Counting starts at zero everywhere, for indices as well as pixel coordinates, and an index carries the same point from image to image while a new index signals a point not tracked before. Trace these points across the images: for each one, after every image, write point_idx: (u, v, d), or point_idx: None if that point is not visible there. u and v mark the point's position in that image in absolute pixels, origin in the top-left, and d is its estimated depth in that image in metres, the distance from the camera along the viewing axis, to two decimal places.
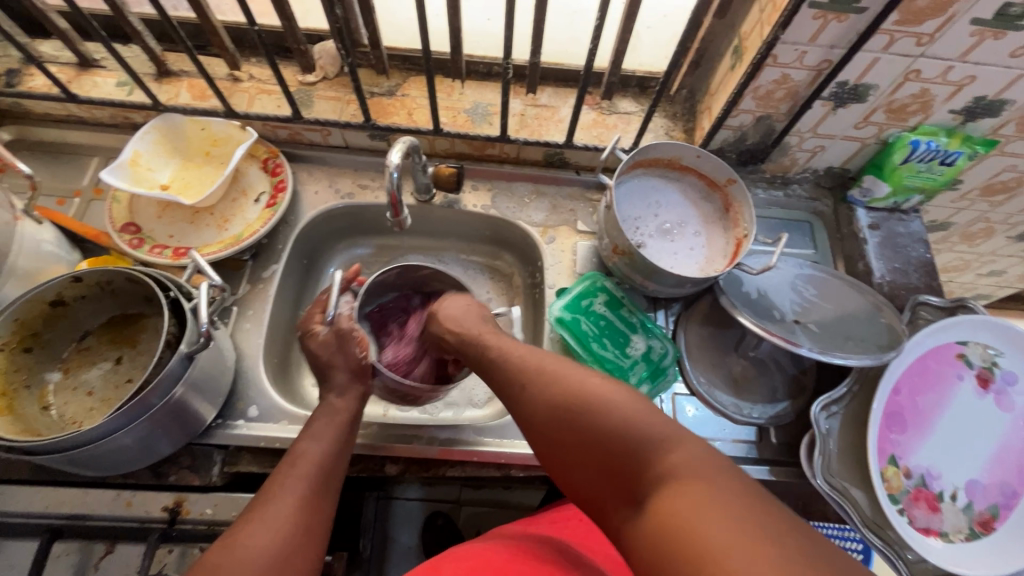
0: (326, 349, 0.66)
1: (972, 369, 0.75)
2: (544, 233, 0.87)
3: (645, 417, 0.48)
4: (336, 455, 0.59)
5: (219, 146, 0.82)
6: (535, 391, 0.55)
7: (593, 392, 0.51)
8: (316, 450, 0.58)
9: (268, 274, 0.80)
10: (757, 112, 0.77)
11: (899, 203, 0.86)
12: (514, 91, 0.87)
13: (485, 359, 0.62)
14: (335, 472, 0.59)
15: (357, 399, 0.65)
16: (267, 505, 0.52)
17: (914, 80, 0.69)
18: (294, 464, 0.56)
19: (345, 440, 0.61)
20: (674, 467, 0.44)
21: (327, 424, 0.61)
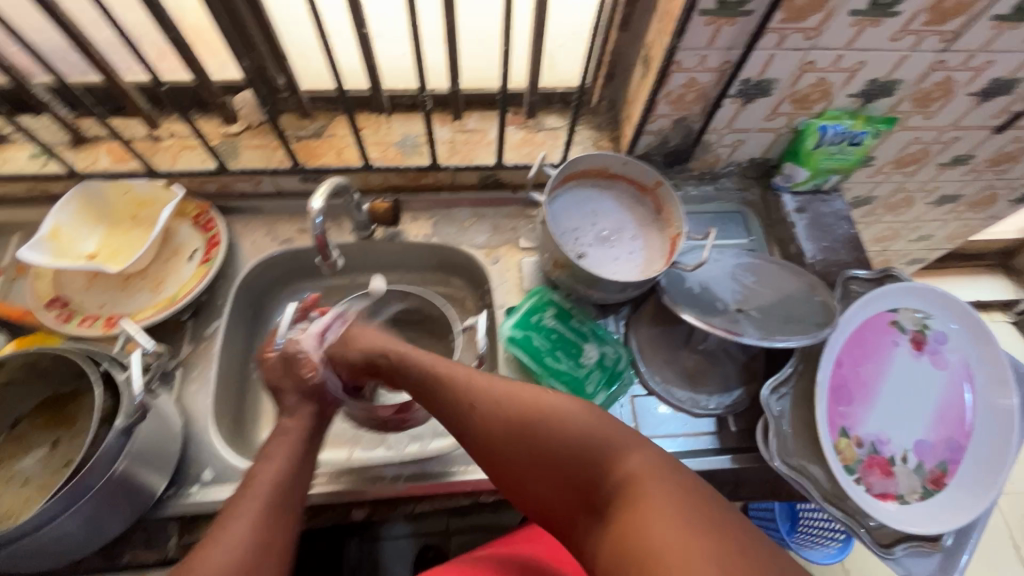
0: (274, 373, 0.67)
1: (906, 335, 0.78)
2: (488, 254, 0.88)
3: (593, 429, 0.52)
4: (293, 473, 0.58)
5: (146, 208, 0.81)
6: (483, 410, 0.56)
7: (546, 407, 0.54)
8: (271, 471, 0.56)
9: (211, 331, 0.78)
10: (673, 115, 0.80)
11: (820, 185, 0.91)
12: (440, 119, 0.88)
13: (421, 377, 0.61)
14: (294, 492, 0.57)
15: (311, 417, 0.65)
16: (225, 525, 0.51)
17: (809, 70, 0.74)
18: (248, 488, 0.54)
19: (304, 455, 0.61)
20: (631, 476, 0.48)
21: (282, 444, 0.60)
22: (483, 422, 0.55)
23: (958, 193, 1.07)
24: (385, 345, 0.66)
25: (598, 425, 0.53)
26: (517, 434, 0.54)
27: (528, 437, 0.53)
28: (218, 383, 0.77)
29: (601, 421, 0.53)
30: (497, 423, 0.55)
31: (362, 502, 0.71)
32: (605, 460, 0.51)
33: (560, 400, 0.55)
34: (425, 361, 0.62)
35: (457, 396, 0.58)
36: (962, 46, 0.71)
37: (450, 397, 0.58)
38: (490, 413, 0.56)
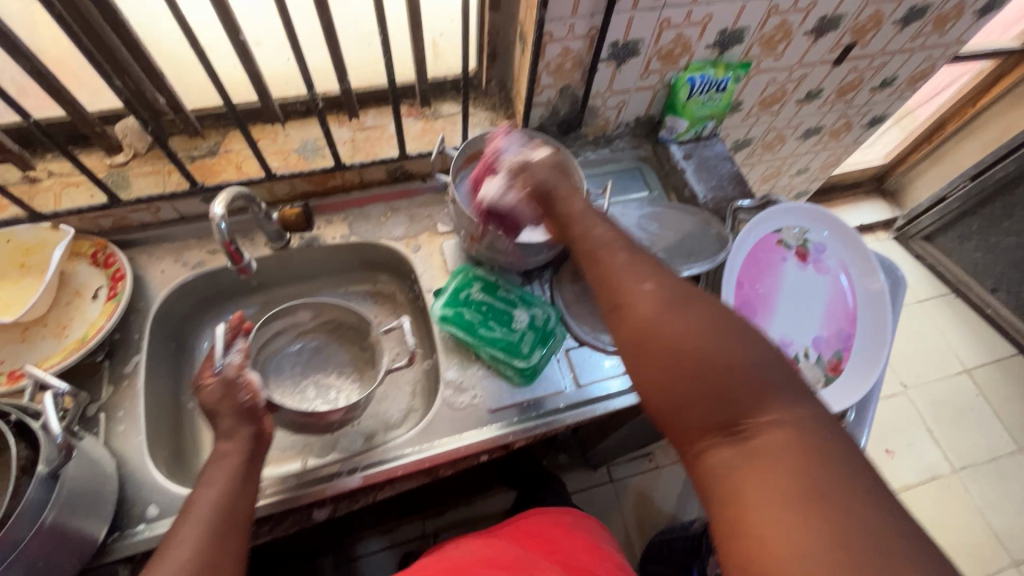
0: (211, 399, 0.62)
1: (791, 249, 0.88)
2: (409, 244, 0.90)
3: (753, 365, 0.44)
4: (235, 497, 0.55)
5: (33, 255, 0.76)
6: (603, 283, 0.53)
7: (703, 324, 0.46)
8: (208, 497, 0.53)
9: (130, 368, 0.75)
10: (557, 85, 0.85)
11: (700, 132, 0.99)
12: (338, 120, 0.89)
13: (591, 245, 0.57)
14: (237, 515, 0.54)
15: (252, 439, 0.61)
16: (164, 553, 0.48)
17: (667, 28, 0.81)
18: (185, 517, 0.52)
19: (247, 477, 0.58)
20: (767, 416, 0.42)
21: (222, 467, 0.57)
22: (642, 296, 0.49)
23: (819, 124, 1.21)
24: (584, 236, 0.59)
25: (754, 351, 0.44)
26: (613, 299, 0.51)
27: (706, 331, 0.45)
28: (148, 418, 0.74)
29: (756, 348, 0.44)
30: (607, 299, 0.53)
31: (322, 502, 0.71)
32: (753, 387, 0.43)
33: (661, 279, 0.50)
34: (592, 235, 0.58)
35: (606, 279, 0.53)
36: None
37: (604, 270, 0.54)
38: (675, 304, 0.47)
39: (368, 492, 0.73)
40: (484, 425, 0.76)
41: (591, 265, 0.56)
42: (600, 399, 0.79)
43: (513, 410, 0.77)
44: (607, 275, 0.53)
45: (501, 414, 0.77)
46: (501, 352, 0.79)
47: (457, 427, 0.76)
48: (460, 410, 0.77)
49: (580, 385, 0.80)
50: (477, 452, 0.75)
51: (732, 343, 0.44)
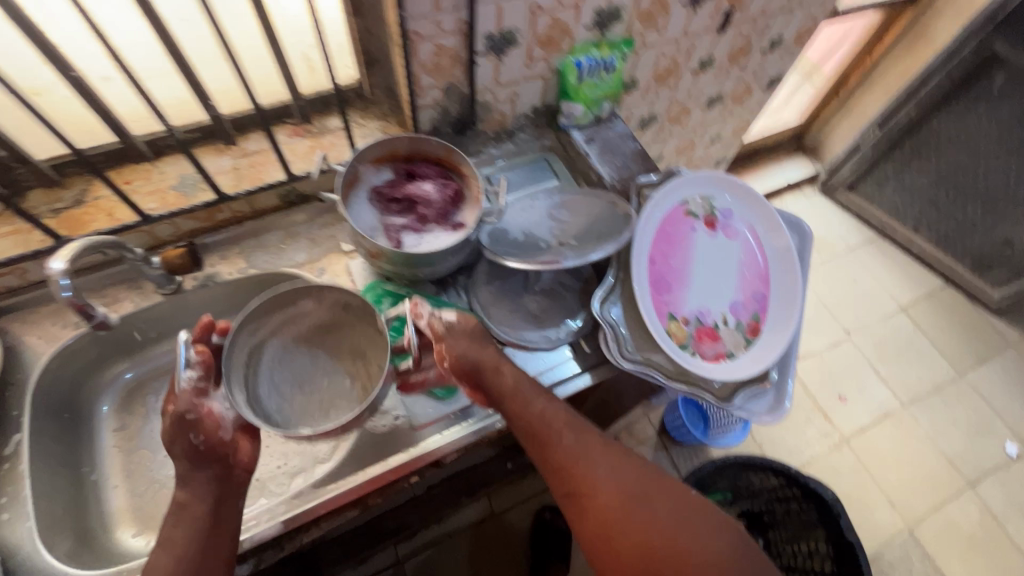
0: (165, 435, 0.58)
1: (699, 219, 0.88)
2: (313, 268, 0.85)
3: (673, 514, 0.62)
4: (196, 555, 0.54)
5: None
6: (558, 473, 0.66)
7: (633, 497, 0.63)
8: (166, 561, 0.53)
9: (11, 448, 0.68)
10: (440, 85, 0.82)
11: (598, 114, 0.99)
12: (216, 150, 0.84)
13: (519, 395, 0.68)
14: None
15: (210, 483, 0.58)
16: None
17: (541, 13, 0.80)
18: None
19: (210, 528, 0.56)
20: None
21: (180, 521, 0.56)
22: (604, 483, 0.64)
23: (720, 91, 1.23)
24: (513, 395, 0.68)
25: (666, 489, 0.64)
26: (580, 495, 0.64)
27: (642, 496, 0.63)
28: (39, 499, 0.67)
29: (664, 484, 0.65)
30: (547, 458, 0.66)
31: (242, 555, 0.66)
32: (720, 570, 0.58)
33: (618, 465, 0.65)
34: (517, 383, 0.68)
35: (550, 445, 0.66)
36: None
37: (525, 414, 0.67)
38: (610, 471, 0.64)
39: (293, 535, 0.69)
40: (409, 444, 0.73)
41: (517, 423, 0.67)
42: None
43: (438, 423, 0.75)
44: (563, 458, 0.65)
45: (426, 430, 0.74)
46: None
47: (381, 451, 0.72)
48: (383, 432, 0.73)
49: None
50: (404, 474, 0.72)
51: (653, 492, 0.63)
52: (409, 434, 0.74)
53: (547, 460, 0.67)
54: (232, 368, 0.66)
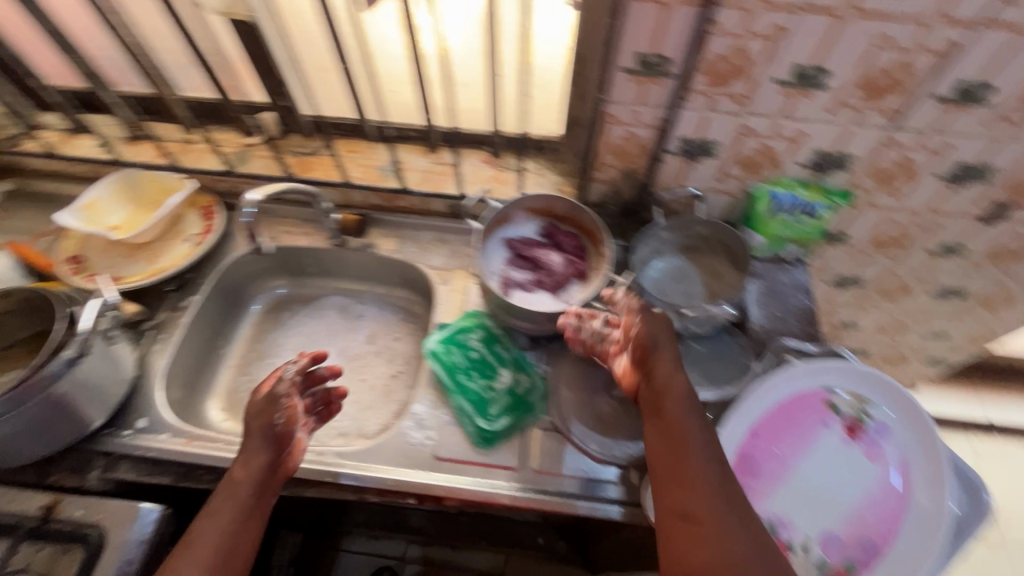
0: (254, 408, 0.67)
1: (840, 418, 0.73)
2: (440, 275, 0.94)
3: (761, 542, 0.50)
4: (229, 528, 0.59)
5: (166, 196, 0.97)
6: (662, 461, 0.57)
7: (719, 497, 0.52)
8: (207, 539, 0.57)
9: (186, 303, 0.91)
10: (620, 167, 0.84)
11: (779, 254, 0.88)
12: (421, 151, 0.98)
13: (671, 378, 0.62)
14: (237, 550, 0.58)
15: (263, 468, 0.64)
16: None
17: (750, 135, 0.75)
18: (183, 549, 0.56)
19: (248, 510, 0.61)
20: None
21: (227, 500, 0.60)
22: (701, 486, 0.53)
23: (964, 286, 0.99)
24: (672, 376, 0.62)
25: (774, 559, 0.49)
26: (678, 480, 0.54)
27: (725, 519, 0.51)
28: (181, 347, 0.88)
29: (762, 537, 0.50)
30: (660, 435, 0.58)
31: None
32: None
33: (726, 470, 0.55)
34: (662, 366, 0.63)
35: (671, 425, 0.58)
36: (912, 124, 0.70)
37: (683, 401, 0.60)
38: (708, 481, 0.53)
39: (297, 484, 0.76)
40: (424, 469, 0.75)
41: (663, 399, 0.61)
42: (547, 495, 0.73)
43: (456, 465, 0.75)
44: (670, 445, 0.57)
45: (444, 465, 0.75)
46: (469, 405, 0.79)
47: (400, 459, 0.76)
48: (411, 444, 0.77)
49: (532, 469, 0.75)
50: (404, 491, 0.74)
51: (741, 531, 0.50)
52: (429, 461, 0.76)
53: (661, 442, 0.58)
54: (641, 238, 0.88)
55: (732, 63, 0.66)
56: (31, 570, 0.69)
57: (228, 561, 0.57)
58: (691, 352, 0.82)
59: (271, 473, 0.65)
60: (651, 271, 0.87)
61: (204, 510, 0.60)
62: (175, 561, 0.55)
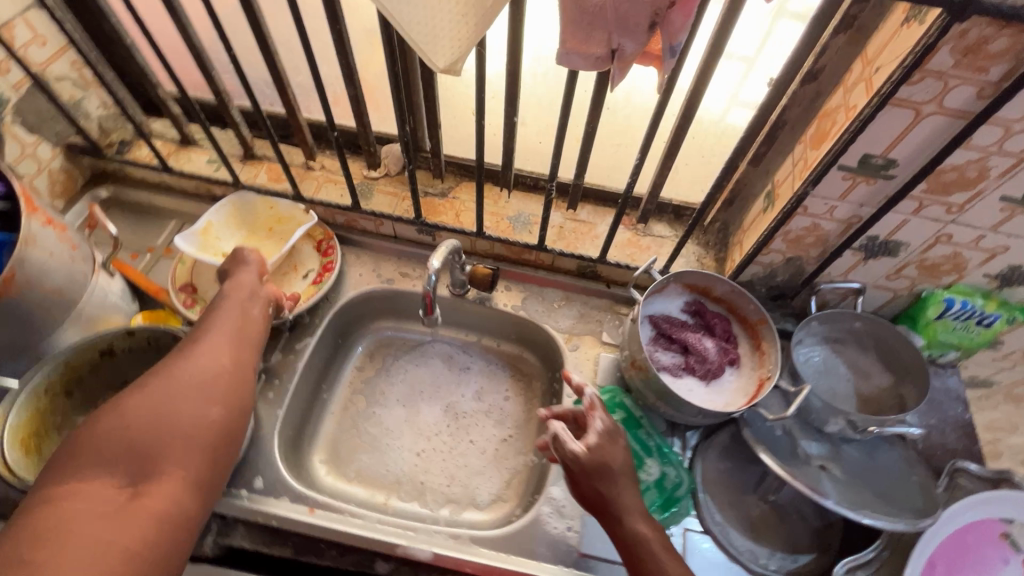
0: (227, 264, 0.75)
1: (1019, 554, 0.67)
2: (569, 340, 0.89)
3: None
4: (234, 348, 0.65)
5: (282, 224, 0.91)
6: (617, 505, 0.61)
7: None
8: (198, 362, 0.60)
9: (300, 346, 0.85)
10: (788, 253, 0.79)
11: (934, 356, 0.84)
12: (555, 205, 0.93)
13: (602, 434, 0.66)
14: (237, 372, 0.63)
15: (238, 316, 0.69)
16: (125, 400, 0.55)
17: (945, 243, 0.71)
18: (181, 362, 0.60)
19: (232, 349, 0.64)
20: None
21: (228, 318, 0.67)
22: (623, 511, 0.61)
23: None
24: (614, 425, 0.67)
25: None
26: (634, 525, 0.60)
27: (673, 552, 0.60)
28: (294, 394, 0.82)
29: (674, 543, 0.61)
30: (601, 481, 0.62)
31: (389, 555, 0.70)
32: None
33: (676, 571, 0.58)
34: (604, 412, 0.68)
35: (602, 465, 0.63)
36: None
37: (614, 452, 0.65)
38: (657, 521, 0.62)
39: (428, 571, 0.70)
40: (568, 565, 0.70)
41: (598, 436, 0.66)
42: None
43: (602, 565, 0.70)
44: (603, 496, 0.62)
45: (590, 563, 0.70)
46: None
47: (541, 551, 0.71)
48: (551, 534, 0.72)
49: None
50: None
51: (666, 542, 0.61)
52: (572, 555, 0.71)
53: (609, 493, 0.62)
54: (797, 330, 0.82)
55: (963, 175, 0.61)
56: None
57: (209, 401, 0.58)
58: (846, 457, 0.75)
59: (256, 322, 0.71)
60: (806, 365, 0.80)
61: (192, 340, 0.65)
62: (167, 378, 0.58)
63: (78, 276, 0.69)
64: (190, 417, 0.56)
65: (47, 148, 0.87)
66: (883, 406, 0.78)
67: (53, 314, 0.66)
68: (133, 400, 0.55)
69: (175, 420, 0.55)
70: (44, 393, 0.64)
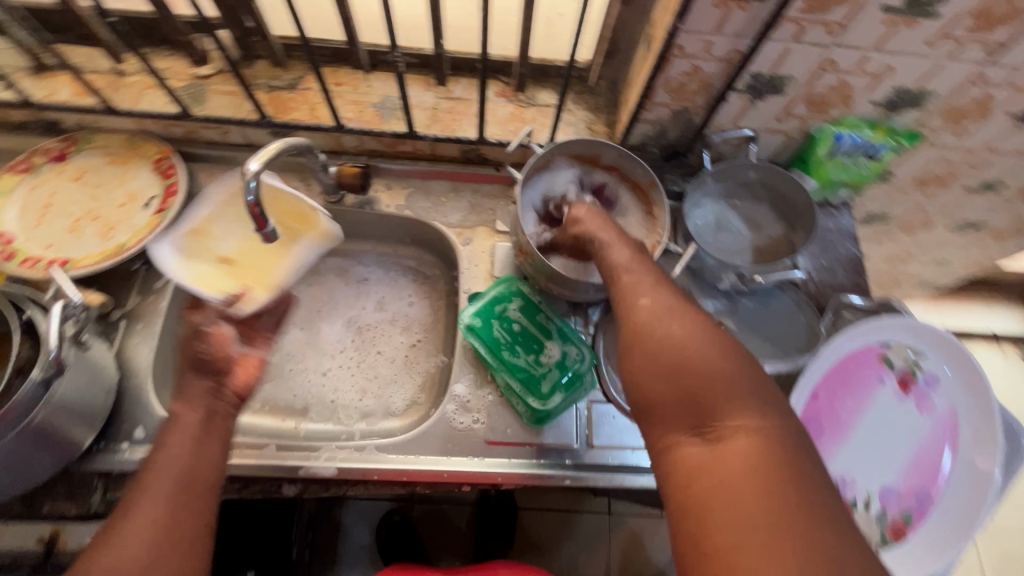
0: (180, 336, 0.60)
1: (894, 372, 0.72)
2: (461, 235, 0.82)
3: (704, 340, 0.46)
4: (187, 471, 0.47)
5: (293, 219, 0.73)
6: (660, 384, 0.45)
7: (682, 340, 0.46)
8: (126, 538, 0.42)
9: (161, 284, 0.76)
10: (673, 105, 0.72)
11: (827, 198, 0.83)
12: (423, 83, 0.81)
13: (649, 315, 0.49)
14: (183, 508, 0.45)
15: (206, 398, 0.53)
16: (118, 521, 0.44)
17: (830, 71, 0.66)
18: (115, 534, 0.43)
19: (201, 440, 0.50)
20: (735, 433, 0.40)
21: (178, 432, 0.50)
22: (681, 336, 0.46)
23: (983, 219, 0.98)
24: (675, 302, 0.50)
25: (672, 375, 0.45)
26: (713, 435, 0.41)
27: (787, 483, 0.37)
28: (164, 336, 0.74)
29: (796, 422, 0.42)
30: (643, 360, 0.47)
31: (294, 479, 0.69)
32: (717, 388, 0.43)
33: (656, 294, 0.51)
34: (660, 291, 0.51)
35: (660, 340, 0.47)
36: (1008, 58, 0.62)
37: (666, 319, 0.48)
38: (747, 391, 0.42)
39: (340, 486, 0.70)
40: (477, 455, 0.71)
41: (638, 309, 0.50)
42: (608, 471, 0.71)
43: (510, 449, 0.71)
44: (658, 364, 0.46)
45: (498, 449, 0.71)
46: (518, 383, 0.72)
47: (449, 447, 0.71)
48: (459, 430, 0.72)
49: (591, 445, 0.71)
50: (459, 481, 0.70)
51: (773, 457, 0.39)
52: (480, 445, 0.71)
53: (653, 366, 0.46)
54: (691, 188, 0.79)
55: None
56: None
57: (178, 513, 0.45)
58: (741, 308, 0.77)
59: (210, 421, 0.52)
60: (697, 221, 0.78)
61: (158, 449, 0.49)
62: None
63: None
64: (133, 548, 0.42)
65: None
66: (775, 253, 0.78)
67: None
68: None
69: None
70: None
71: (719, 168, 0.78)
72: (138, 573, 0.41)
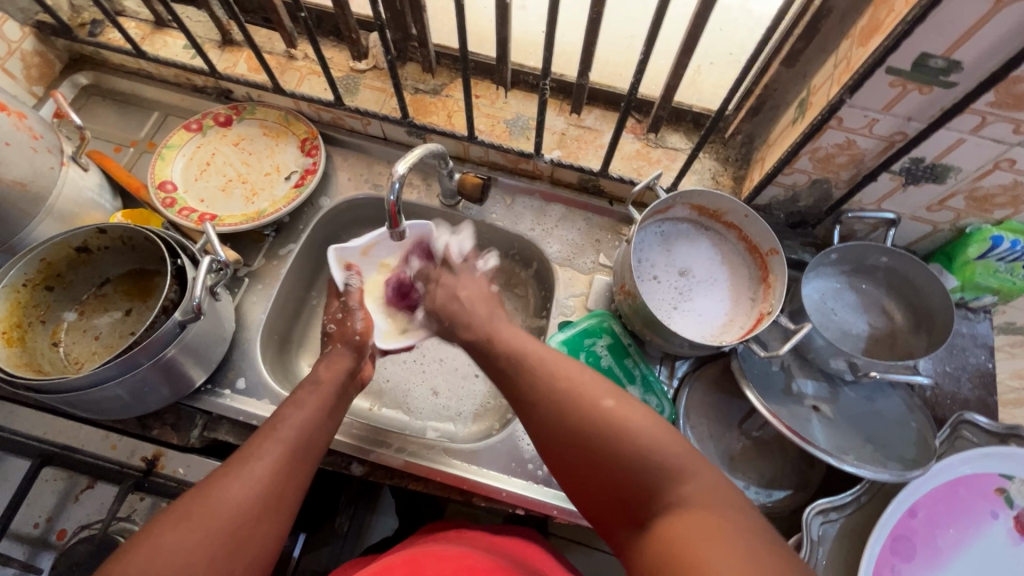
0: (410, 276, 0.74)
1: (1011, 510, 0.64)
2: (563, 260, 0.83)
3: (579, 382, 0.51)
4: (310, 433, 0.55)
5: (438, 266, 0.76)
6: (598, 489, 0.48)
7: (604, 411, 0.48)
8: (255, 470, 0.49)
9: (285, 252, 0.83)
10: (814, 174, 0.69)
11: (966, 299, 0.75)
12: (557, 108, 0.83)
13: (563, 416, 0.50)
14: (296, 469, 0.52)
15: (342, 376, 0.63)
16: (245, 459, 0.50)
17: (1005, 169, 0.59)
18: (245, 464, 0.50)
19: (332, 415, 0.59)
20: (685, 501, 0.43)
21: (313, 396, 0.59)
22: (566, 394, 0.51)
23: None
24: (580, 385, 0.51)
25: (568, 450, 0.49)
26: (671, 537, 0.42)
27: (718, 518, 0.41)
28: (278, 300, 0.81)
29: (607, 401, 0.49)
30: (574, 470, 0.50)
31: (363, 460, 0.73)
32: (635, 469, 0.45)
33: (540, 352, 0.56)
34: (562, 374, 0.52)
35: (557, 403, 0.51)
36: None
37: (564, 402, 0.50)
38: (636, 451, 0.46)
39: (401, 478, 0.73)
40: (535, 484, 0.71)
41: (534, 404, 0.53)
42: None
43: None
44: (590, 470, 0.48)
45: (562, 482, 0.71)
46: None
47: (511, 467, 0.72)
48: (522, 454, 0.72)
49: None
50: (514, 504, 0.70)
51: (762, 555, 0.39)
52: (542, 475, 0.71)
53: (586, 470, 0.48)
54: (815, 265, 0.73)
55: None
56: (135, 521, 0.67)
57: (291, 474, 0.51)
58: (843, 400, 0.71)
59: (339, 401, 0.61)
60: (808, 295, 0.74)
61: (280, 412, 0.56)
62: (215, 494, 0.47)
63: (45, 169, 0.67)
64: (245, 494, 0.48)
65: (13, 26, 0.81)
66: (893, 346, 0.73)
67: (22, 209, 0.65)
68: (188, 508, 0.46)
69: (215, 521, 0.45)
70: (23, 286, 0.63)
71: (851, 245, 0.72)
72: (252, 515, 0.47)
